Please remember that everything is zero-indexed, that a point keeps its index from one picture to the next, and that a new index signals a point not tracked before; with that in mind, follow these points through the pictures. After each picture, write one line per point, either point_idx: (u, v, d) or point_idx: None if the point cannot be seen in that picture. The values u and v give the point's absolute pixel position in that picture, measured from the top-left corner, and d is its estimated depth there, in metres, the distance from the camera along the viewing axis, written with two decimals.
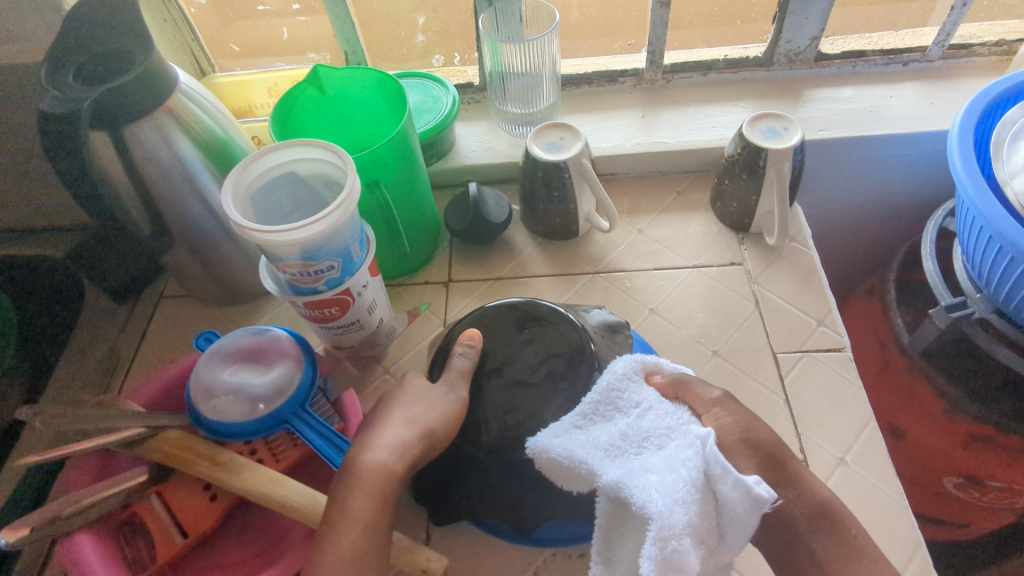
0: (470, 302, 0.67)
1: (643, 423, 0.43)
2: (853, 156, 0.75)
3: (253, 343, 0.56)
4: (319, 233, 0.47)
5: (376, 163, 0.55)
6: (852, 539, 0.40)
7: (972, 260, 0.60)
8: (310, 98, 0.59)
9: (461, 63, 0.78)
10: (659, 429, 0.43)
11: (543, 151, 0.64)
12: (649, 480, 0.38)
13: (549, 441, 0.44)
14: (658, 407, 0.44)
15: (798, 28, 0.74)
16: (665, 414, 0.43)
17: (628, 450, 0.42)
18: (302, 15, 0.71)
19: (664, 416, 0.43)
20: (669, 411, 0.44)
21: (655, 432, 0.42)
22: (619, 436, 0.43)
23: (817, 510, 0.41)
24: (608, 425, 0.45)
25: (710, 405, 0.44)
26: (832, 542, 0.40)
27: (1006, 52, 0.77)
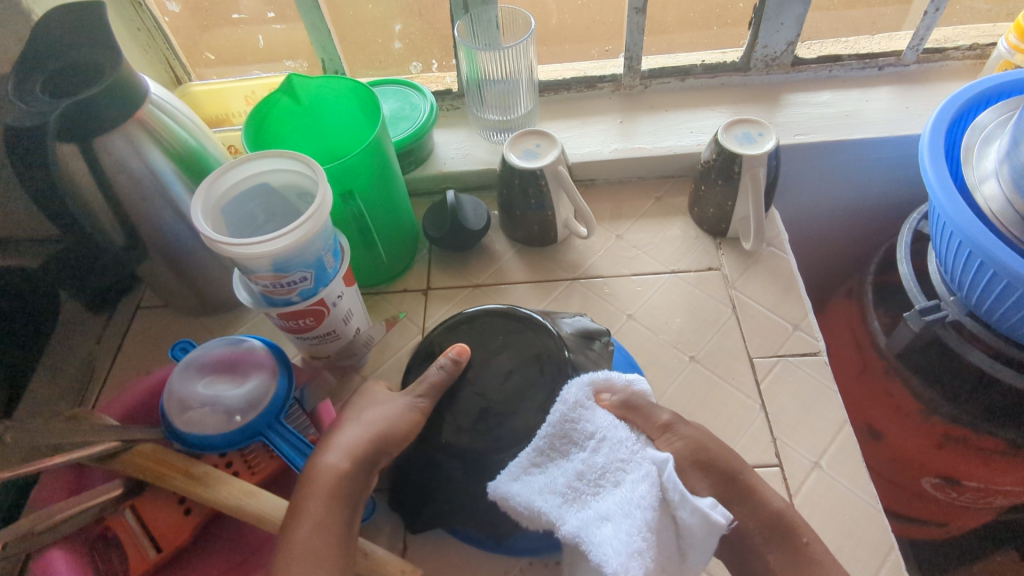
0: (448, 310, 0.67)
1: (598, 462, 0.42)
2: (829, 160, 0.76)
3: (228, 354, 0.56)
4: (290, 245, 0.47)
5: (351, 173, 0.55)
6: (803, 547, 0.43)
7: (945, 264, 0.61)
8: (284, 107, 0.59)
9: (440, 70, 0.78)
10: (615, 463, 0.42)
11: (519, 159, 0.64)
12: (605, 535, 0.38)
13: (509, 487, 0.43)
14: (612, 440, 0.43)
15: (774, 34, 0.74)
16: (619, 447, 0.42)
17: (585, 490, 0.41)
18: (277, 23, 0.71)
19: (619, 448, 0.42)
20: (624, 441, 0.42)
21: (611, 470, 0.41)
22: (575, 476, 0.42)
23: (770, 521, 0.43)
24: (565, 461, 0.43)
25: (663, 430, 0.45)
26: (785, 551, 0.43)
27: (979, 56, 0.78)
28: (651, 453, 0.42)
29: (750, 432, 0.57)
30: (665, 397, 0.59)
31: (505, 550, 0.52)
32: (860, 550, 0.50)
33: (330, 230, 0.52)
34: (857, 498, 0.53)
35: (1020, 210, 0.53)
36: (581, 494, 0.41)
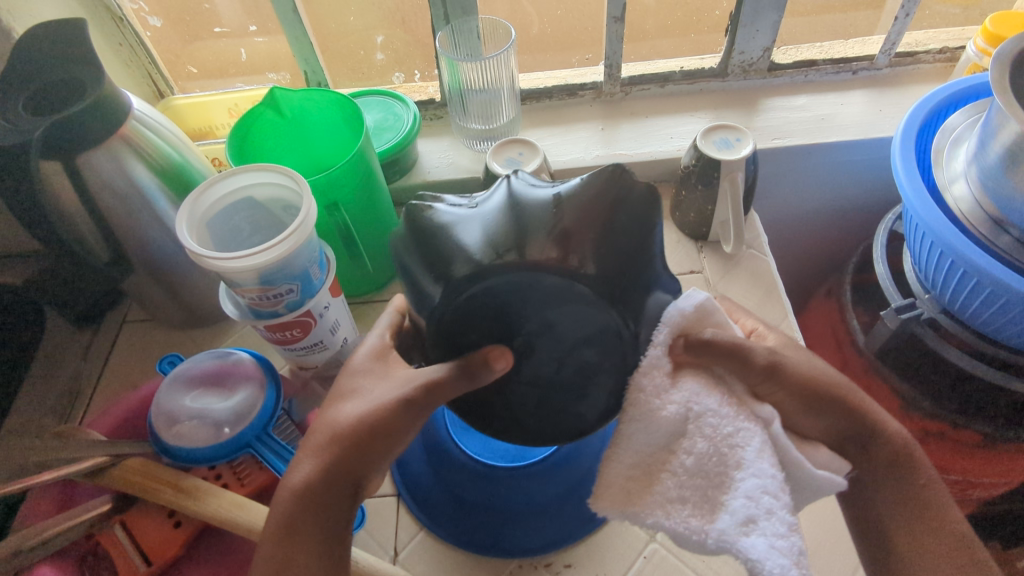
0: None
1: (712, 449, 0.39)
2: (807, 162, 0.77)
3: (216, 368, 0.57)
4: (276, 258, 0.48)
5: (334, 185, 0.55)
6: (922, 489, 0.46)
7: (920, 264, 0.62)
8: (268, 120, 0.60)
9: (422, 80, 0.79)
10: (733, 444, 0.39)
11: (502, 167, 0.65)
12: (758, 543, 0.37)
13: (636, 502, 0.40)
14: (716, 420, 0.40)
15: (750, 40, 0.76)
16: (728, 426, 0.40)
17: (708, 484, 0.40)
18: (259, 36, 0.72)
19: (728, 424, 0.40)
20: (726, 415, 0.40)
21: (731, 452, 0.39)
22: (689, 473, 0.40)
23: (892, 458, 0.46)
24: (670, 457, 0.40)
25: (765, 377, 0.41)
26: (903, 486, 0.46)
27: (949, 59, 0.80)
28: (751, 413, 0.40)
29: None
30: None
31: (496, 551, 0.53)
32: None
33: (316, 242, 0.52)
34: None
35: (988, 210, 0.55)
36: (705, 490, 0.40)
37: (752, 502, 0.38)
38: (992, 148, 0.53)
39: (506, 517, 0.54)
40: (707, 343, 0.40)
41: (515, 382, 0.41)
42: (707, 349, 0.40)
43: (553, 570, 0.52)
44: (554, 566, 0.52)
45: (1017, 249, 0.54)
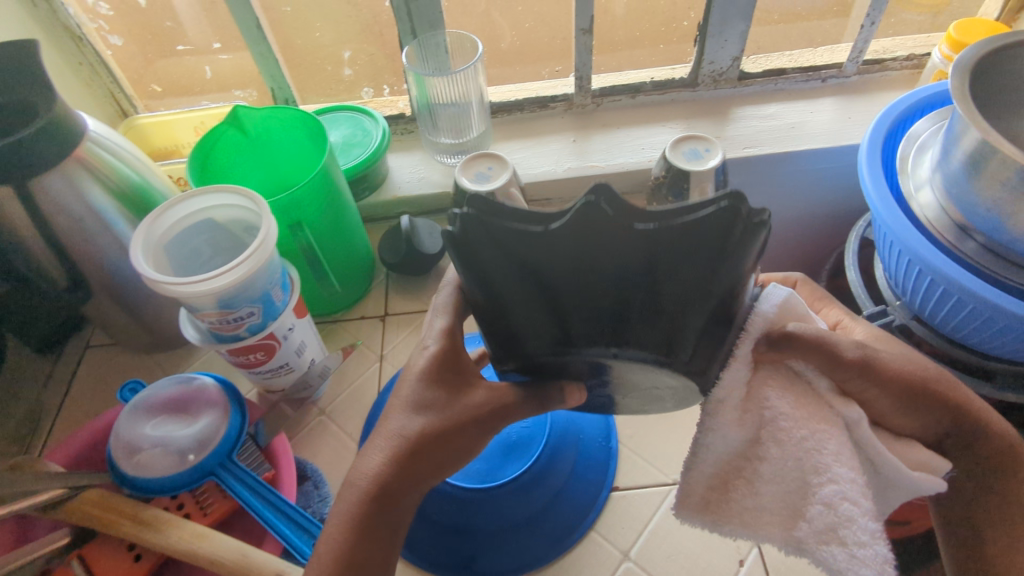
0: (406, 336, 0.66)
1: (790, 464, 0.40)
2: (779, 171, 0.77)
3: (178, 393, 0.55)
4: (234, 281, 0.47)
5: (297, 205, 0.54)
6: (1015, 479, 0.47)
7: (891, 271, 0.62)
8: (231, 139, 0.59)
9: (392, 94, 0.78)
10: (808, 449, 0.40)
11: (471, 182, 0.63)
12: (840, 554, 0.40)
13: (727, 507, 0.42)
14: (789, 428, 0.40)
15: (719, 50, 0.76)
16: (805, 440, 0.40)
17: (797, 487, 0.41)
18: (223, 54, 0.71)
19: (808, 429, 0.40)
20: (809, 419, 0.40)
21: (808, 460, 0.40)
22: (778, 478, 0.41)
23: (995, 452, 0.47)
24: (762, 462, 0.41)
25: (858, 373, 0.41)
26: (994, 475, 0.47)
27: (916, 66, 0.81)
28: (845, 415, 0.40)
29: None
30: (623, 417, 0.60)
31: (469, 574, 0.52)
32: None
33: (277, 263, 0.51)
34: None
35: (953, 217, 0.55)
36: (796, 497, 0.41)
37: (832, 511, 0.39)
38: (956, 155, 0.53)
39: (481, 538, 0.54)
40: (789, 338, 0.38)
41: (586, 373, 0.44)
42: (789, 345, 0.38)
43: None
44: None
45: (982, 255, 0.54)
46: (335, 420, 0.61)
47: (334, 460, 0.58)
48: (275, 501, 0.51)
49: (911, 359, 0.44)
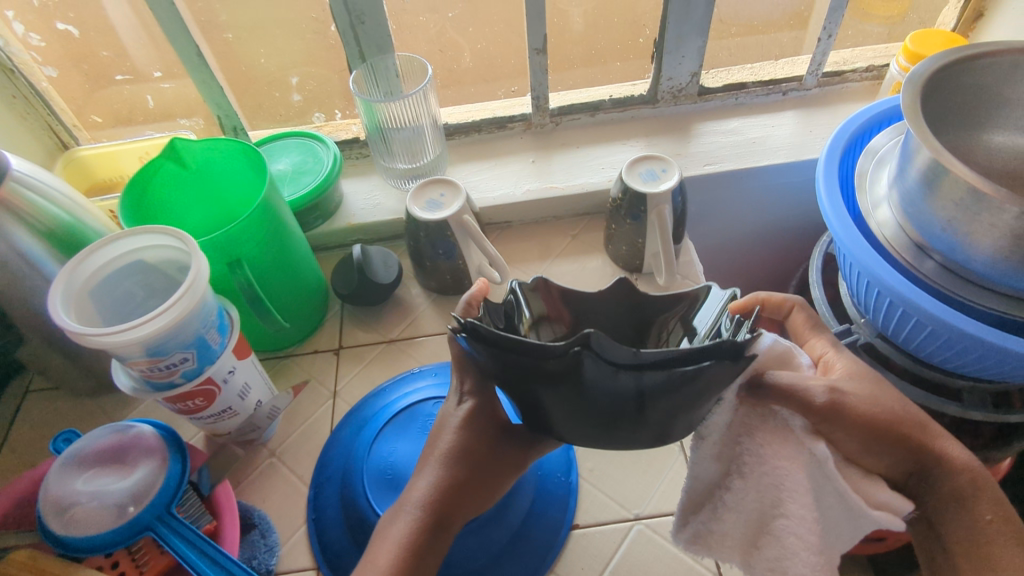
0: (361, 370, 0.64)
1: (755, 497, 0.42)
2: (741, 187, 0.76)
3: (116, 442, 0.52)
4: (162, 328, 0.44)
5: (236, 241, 0.52)
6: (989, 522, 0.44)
7: (853, 290, 0.61)
8: (169, 172, 0.56)
9: (345, 119, 0.76)
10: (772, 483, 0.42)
11: (422, 211, 0.62)
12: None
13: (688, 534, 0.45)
14: (754, 458, 0.42)
15: (677, 66, 0.75)
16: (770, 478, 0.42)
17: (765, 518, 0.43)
18: (166, 82, 0.69)
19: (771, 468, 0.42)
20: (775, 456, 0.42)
21: (773, 496, 0.42)
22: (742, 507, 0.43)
23: (965, 491, 0.44)
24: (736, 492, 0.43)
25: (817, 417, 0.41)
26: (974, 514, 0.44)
27: (876, 77, 0.80)
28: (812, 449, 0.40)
29: (668, 477, 0.55)
30: (583, 450, 0.58)
31: None
32: None
33: (212, 304, 0.49)
34: None
35: (910, 235, 0.54)
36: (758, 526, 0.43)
37: (783, 550, 0.42)
38: (911, 173, 0.52)
39: None
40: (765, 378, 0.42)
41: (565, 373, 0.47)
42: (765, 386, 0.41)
43: None
44: None
45: (940, 274, 0.53)
46: (285, 462, 0.58)
47: (282, 506, 0.56)
48: (219, 556, 0.48)
49: (881, 400, 0.45)
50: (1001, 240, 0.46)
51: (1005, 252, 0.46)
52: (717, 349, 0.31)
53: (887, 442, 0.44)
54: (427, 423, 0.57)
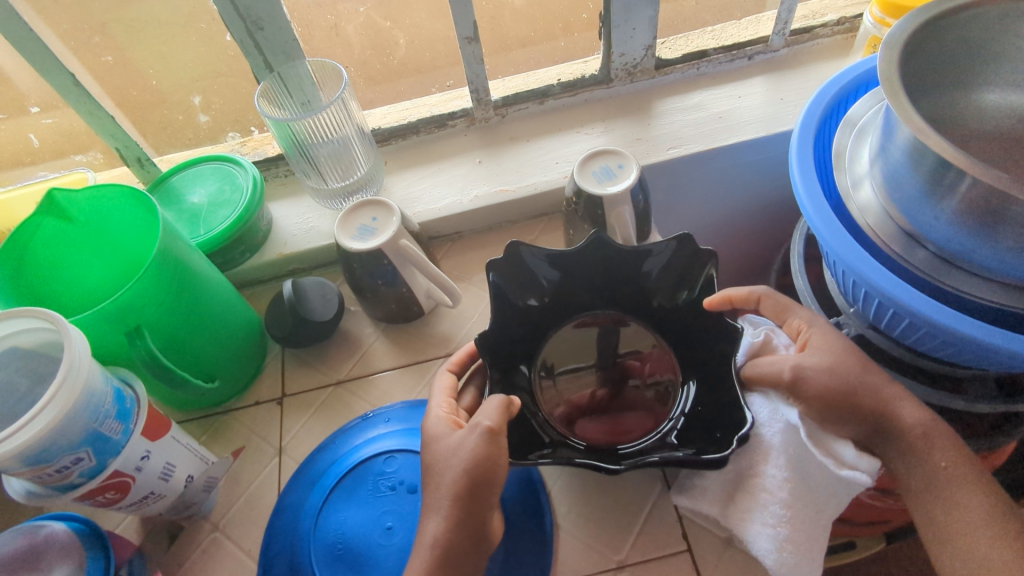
0: (308, 420, 0.58)
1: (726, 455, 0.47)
2: (710, 168, 0.69)
3: (24, 545, 0.46)
4: (41, 434, 0.38)
5: (130, 305, 0.45)
6: None
7: (837, 279, 0.55)
8: (52, 230, 0.48)
9: (264, 134, 0.68)
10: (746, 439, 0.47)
11: (352, 240, 0.55)
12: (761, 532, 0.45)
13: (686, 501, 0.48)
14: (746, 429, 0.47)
15: (628, 41, 0.66)
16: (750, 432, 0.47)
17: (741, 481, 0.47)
18: (46, 117, 0.60)
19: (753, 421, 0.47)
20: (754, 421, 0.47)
21: (750, 459, 0.47)
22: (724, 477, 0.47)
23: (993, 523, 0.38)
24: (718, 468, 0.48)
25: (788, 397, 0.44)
26: (1005, 550, 0.38)
27: (849, 30, 0.72)
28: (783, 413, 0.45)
29: (649, 511, 0.50)
30: (555, 495, 0.51)
31: None
32: None
33: (104, 390, 0.42)
34: None
35: (898, 222, 0.48)
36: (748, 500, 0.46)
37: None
38: (893, 148, 0.45)
39: None
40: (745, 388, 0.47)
41: (517, 330, 0.55)
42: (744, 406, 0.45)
43: None
44: None
45: (935, 267, 0.46)
46: (230, 536, 0.52)
47: None
48: None
49: (857, 408, 0.43)
50: (1000, 229, 0.40)
51: (1002, 240, 0.40)
52: (711, 458, 0.42)
53: (850, 425, 0.43)
54: (379, 483, 0.50)
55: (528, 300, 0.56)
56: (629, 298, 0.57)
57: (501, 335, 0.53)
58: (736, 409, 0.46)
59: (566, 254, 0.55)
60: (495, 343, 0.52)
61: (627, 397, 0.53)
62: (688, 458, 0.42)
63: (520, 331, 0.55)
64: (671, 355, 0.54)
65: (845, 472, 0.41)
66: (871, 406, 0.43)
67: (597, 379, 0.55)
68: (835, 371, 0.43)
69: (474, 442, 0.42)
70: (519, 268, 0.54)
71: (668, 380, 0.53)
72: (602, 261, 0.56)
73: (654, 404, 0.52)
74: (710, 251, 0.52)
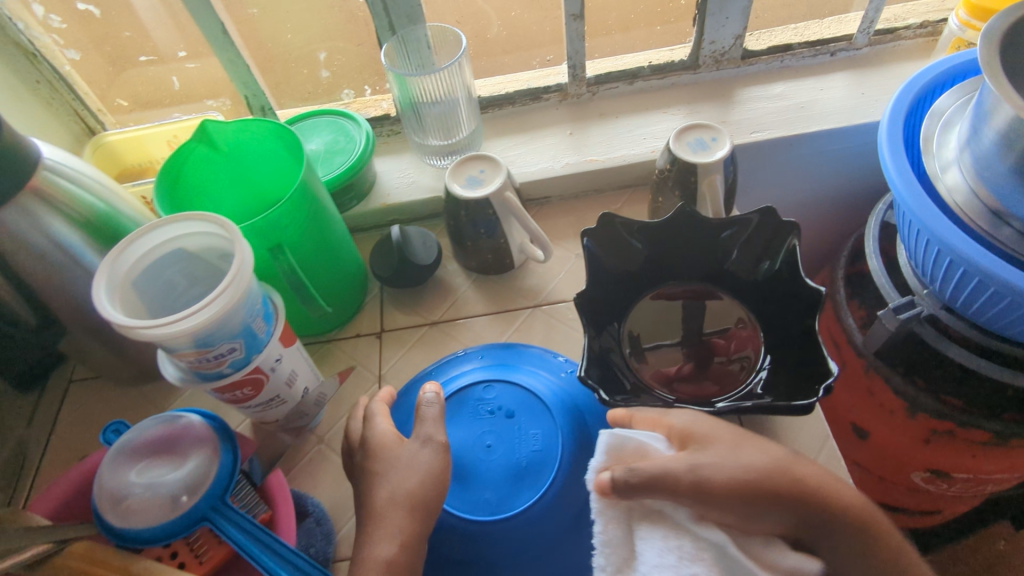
0: (407, 352, 0.63)
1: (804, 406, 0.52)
2: (792, 154, 0.73)
3: (165, 433, 0.51)
4: (213, 319, 0.43)
5: (275, 226, 0.50)
6: None
7: (915, 258, 0.57)
8: (201, 156, 0.54)
9: (375, 95, 0.74)
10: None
11: (463, 188, 0.60)
12: None
13: None
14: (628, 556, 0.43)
15: (719, 29, 0.70)
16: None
17: None
18: (190, 62, 0.67)
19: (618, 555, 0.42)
20: (675, 563, 0.40)
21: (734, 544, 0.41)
22: None
23: None
24: None
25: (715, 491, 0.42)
26: None
27: (931, 33, 0.76)
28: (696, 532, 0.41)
29: None
30: None
31: None
32: None
33: (257, 291, 0.47)
34: None
35: (986, 201, 0.51)
36: None
37: None
38: (985, 134, 0.48)
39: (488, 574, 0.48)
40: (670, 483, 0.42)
41: (607, 289, 0.59)
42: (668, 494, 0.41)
43: None
44: None
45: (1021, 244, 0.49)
46: (333, 448, 0.58)
47: (335, 494, 0.55)
48: (280, 550, 0.47)
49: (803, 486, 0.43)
50: None
51: None
52: (791, 406, 0.47)
53: (767, 514, 0.42)
54: (478, 407, 0.54)
55: (620, 264, 0.60)
56: (711, 267, 0.61)
57: (594, 293, 0.57)
58: (820, 370, 0.49)
59: (656, 224, 0.58)
60: (590, 300, 0.56)
61: (713, 372, 0.56)
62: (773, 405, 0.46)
63: (610, 289, 0.59)
64: (755, 335, 0.57)
65: None
66: (790, 496, 0.42)
67: (685, 356, 0.57)
68: (739, 476, 0.42)
69: (431, 459, 0.47)
70: (617, 235, 0.58)
71: (748, 355, 0.56)
72: (691, 232, 0.59)
73: (732, 377, 0.55)
74: (793, 222, 0.55)
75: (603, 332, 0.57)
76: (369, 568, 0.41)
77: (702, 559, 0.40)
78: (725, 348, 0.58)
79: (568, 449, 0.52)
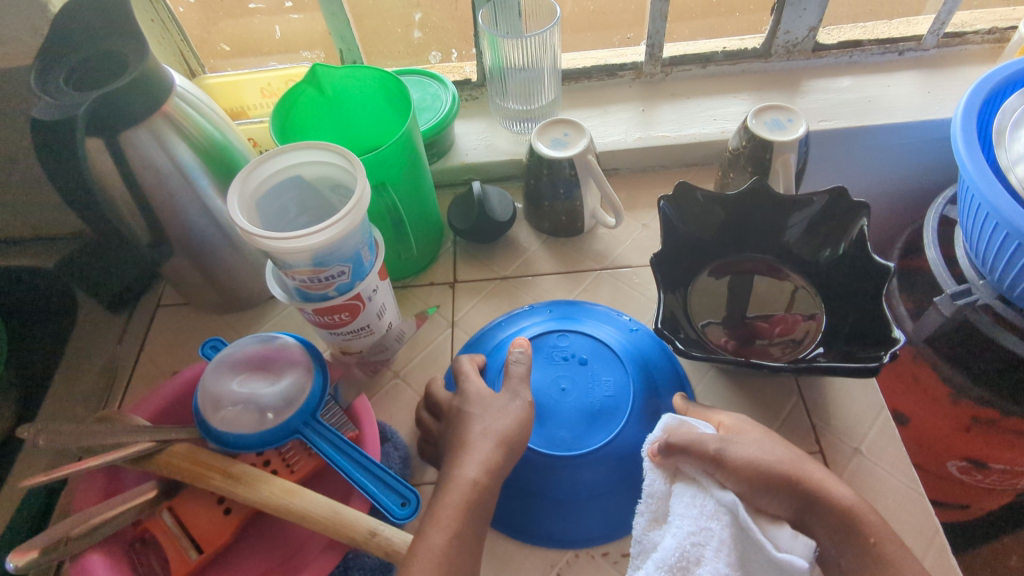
0: (478, 302, 0.66)
1: None
2: (855, 145, 0.76)
3: (262, 351, 0.55)
4: (333, 239, 0.46)
5: (381, 166, 0.53)
6: None
7: (976, 247, 0.60)
8: (309, 98, 0.57)
9: (459, 59, 0.77)
10: (648, 544, 0.48)
11: (548, 148, 0.63)
12: None
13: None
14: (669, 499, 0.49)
15: (796, 20, 0.73)
16: (689, 525, 0.46)
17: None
18: (294, 13, 0.70)
19: (658, 507, 0.48)
20: (696, 513, 0.47)
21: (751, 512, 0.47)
22: (664, 566, 0.46)
23: None
24: (654, 552, 0.47)
25: (739, 470, 0.47)
26: None
27: (998, 40, 0.78)
28: (718, 497, 0.47)
29: (784, 419, 0.57)
30: (699, 391, 0.59)
31: (551, 542, 0.51)
32: (905, 534, 0.51)
33: (367, 221, 0.50)
34: (898, 482, 0.53)
35: None
36: None
37: None
38: None
39: (564, 502, 0.52)
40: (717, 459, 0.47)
41: (678, 254, 0.63)
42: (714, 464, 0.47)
43: (610, 560, 0.50)
44: (612, 555, 0.50)
45: None
46: (409, 384, 0.61)
47: (411, 425, 0.59)
48: (369, 463, 0.50)
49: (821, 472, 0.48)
50: None
51: None
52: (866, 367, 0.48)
53: (776, 496, 0.47)
54: (553, 354, 0.58)
55: (693, 231, 0.63)
56: (776, 242, 0.64)
57: (667, 255, 0.60)
58: (886, 340, 0.52)
59: (731, 195, 0.62)
60: (662, 261, 0.59)
61: (755, 350, 0.58)
62: (844, 367, 0.48)
63: (680, 254, 0.63)
64: (800, 321, 0.60)
65: (782, 554, 0.44)
66: (803, 481, 0.46)
67: (727, 334, 0.60)
68: (758, 462, 0.47)
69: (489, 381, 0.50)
70: (693, 202, 0.62)
71: (797, 337, 0.59)
72: (761, 207, 0.62)
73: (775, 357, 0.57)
74: (864, 204, 0.58)
75: (673, 292, 0.60)
76: (458, 485, 0.45)
77: (719, 516, 0.46)
78: (767, 331, 0.60)
79: (637, 396, 0.55)
